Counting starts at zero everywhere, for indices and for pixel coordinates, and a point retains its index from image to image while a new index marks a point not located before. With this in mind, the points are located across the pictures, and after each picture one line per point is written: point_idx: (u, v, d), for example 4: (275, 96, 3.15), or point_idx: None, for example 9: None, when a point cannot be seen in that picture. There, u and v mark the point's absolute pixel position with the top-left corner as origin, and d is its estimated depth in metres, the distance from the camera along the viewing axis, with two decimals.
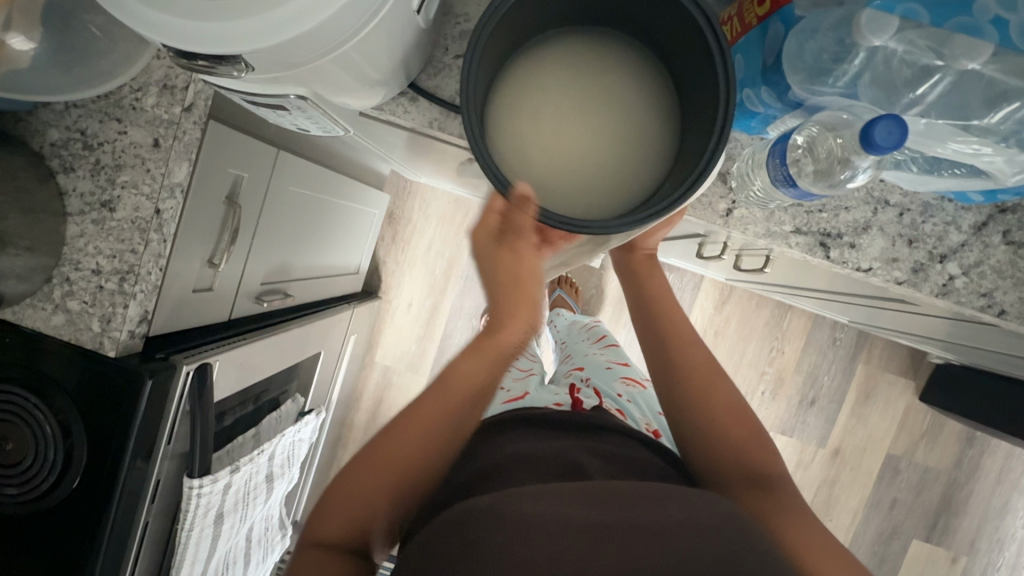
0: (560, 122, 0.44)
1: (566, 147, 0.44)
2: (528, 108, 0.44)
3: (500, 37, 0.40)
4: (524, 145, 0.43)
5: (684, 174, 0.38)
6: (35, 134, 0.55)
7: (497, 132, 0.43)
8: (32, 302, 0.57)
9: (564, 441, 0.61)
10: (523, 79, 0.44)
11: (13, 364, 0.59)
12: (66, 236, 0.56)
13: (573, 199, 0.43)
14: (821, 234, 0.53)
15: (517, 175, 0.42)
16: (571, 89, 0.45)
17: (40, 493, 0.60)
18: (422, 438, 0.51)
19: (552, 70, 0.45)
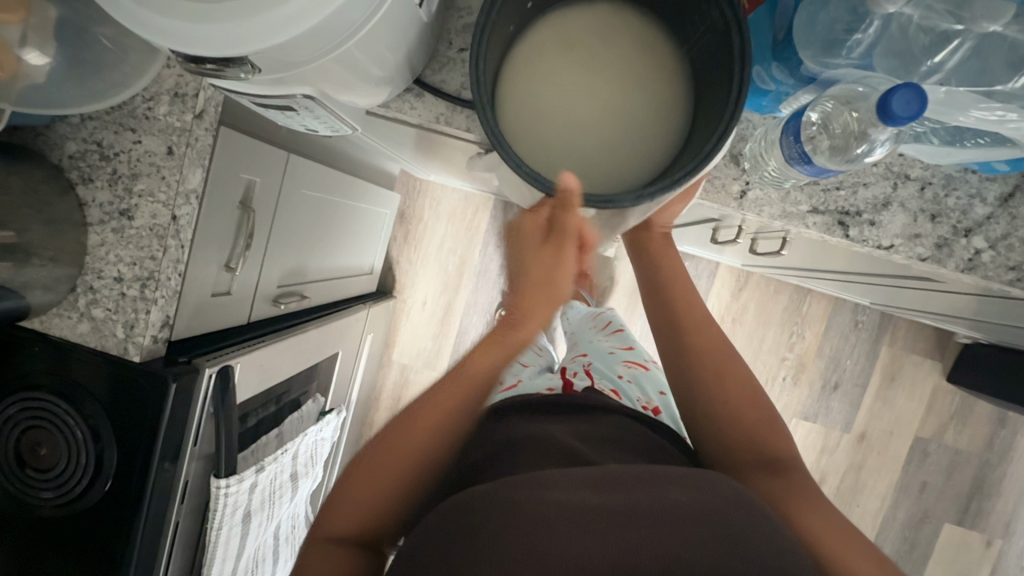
0: (573, 96, 0.44)
1: (579, 122, 0.43)
2: (540, 83, 0.44)
3: (507, 18, 0.40)
4: (539, 124, 0.43)
5: (702, 141, 0.39)
6: (55, 147, 0.57)
7: (509, 113, 0.43)
8: (59, 311, 0.59)
9: (568, 424, 0.62)
10: (532, 56, 0.44)
11: (43, 372, 0.61)
12: (87, 246, 0.58)
13: (590, 174, 0.43)
14: (839, 212, 0.52)
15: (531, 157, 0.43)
16: (582, 60, 0.44)
17: (74, 496, 0.62)
18: (421, 437, 0.52)
19: (560, 43, 0.44)
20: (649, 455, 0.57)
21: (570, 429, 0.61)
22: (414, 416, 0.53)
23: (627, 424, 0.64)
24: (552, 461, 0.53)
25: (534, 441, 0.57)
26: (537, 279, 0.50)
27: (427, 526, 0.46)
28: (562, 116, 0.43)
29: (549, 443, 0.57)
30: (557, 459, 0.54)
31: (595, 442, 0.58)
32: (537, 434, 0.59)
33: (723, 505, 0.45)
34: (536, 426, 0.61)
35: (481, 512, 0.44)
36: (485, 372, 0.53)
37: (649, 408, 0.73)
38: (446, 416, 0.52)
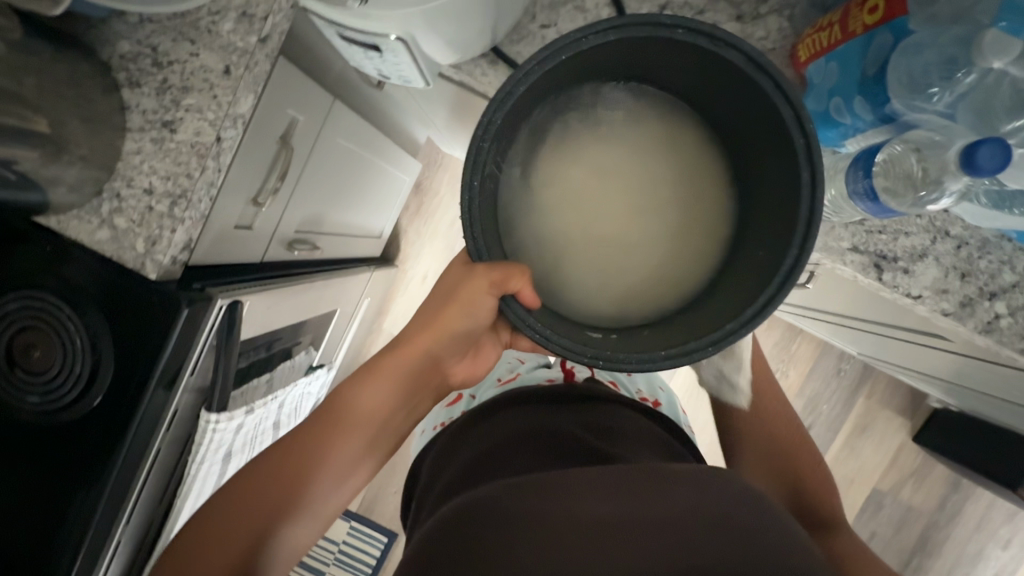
0: (607, 212, 0.49)
1: (625, 234, 0.49)
2: (574, 214, 0.49)
3: (507, 133, 0.43)
4: (562, 254, 0.49)
5: (749, 285, 0.43)
6: (106, 44, 0.56)
7: (580, 253, 0.49)
8: (78, 214, 0.57)
9: (566, 415, 0.65)
10: (547, 170, 0.49)
11: (53, 273, 0.58)
12: (120, 151, 0.56)
13: (664, 274, 0.48)
14: (877, 255, 0.54)
15: (614, 280, 0.49)
16: (610, 175, 0.49)
17: (60, 406, 0.59)
18: (345, 424, 0.61)
19: (581, 154, 0.49)
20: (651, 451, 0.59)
21: (568, 420, 0.63)
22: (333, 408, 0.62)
23: (630, 417, 0.66)
24: (554, 458, 0.56)
25: (533, 439, 0.60)
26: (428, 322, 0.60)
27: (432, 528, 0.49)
28: (594, 243, 0.49)
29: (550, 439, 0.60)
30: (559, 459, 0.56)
31: (595, 438, 0.60)
32: (544, 429, 0.62)
33: (724, 508, 0.48)
34: (540, 420, 0.64)
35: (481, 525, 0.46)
36: (391, 388, 0.63)
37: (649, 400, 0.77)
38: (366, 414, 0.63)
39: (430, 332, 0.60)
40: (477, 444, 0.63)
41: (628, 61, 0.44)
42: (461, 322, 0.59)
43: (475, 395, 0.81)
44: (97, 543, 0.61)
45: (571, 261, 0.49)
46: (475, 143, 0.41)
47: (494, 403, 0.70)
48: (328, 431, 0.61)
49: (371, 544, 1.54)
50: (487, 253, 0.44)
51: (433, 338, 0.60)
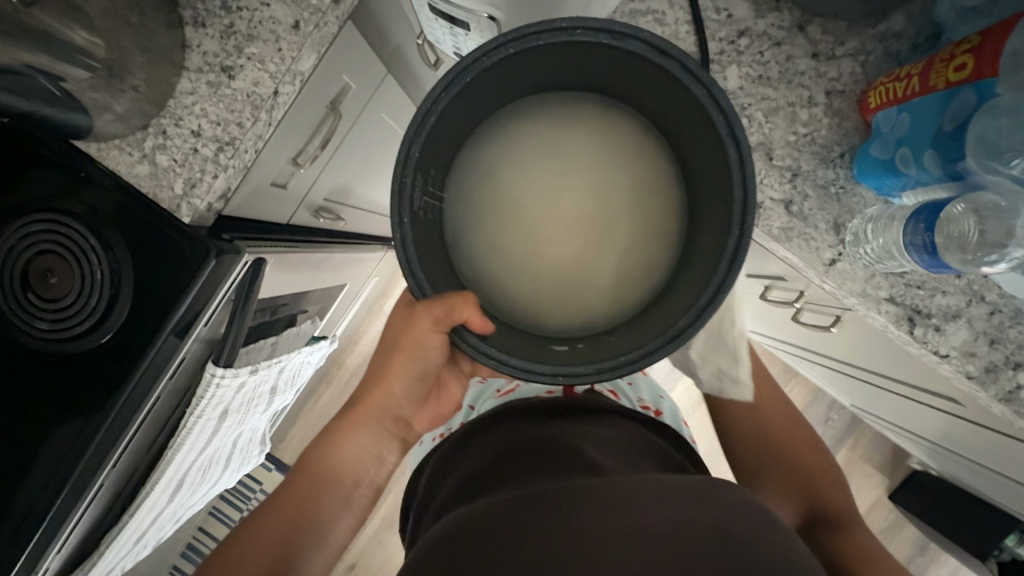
0: (539, 221, 0.52)
1: (565, 238, 0.52)
2: (509, 233, 0.52)
3: (429, 159, 0.46)
4: (515, 270, 0.52)
5: (699, 273, 0.44)
6: None
7: (529, 271, 0.52)
8: (121, 144, 0.57)
9: (563, 426, 0.63)
10: (475, 193, 0.53)
11: (85, 199, 0.57)
12: (174, 88, 0.56)
13: (618, 268, 0.52)
14: (912, 309, 0.54)
15: (566, 288, 0.52)
16: (544, 181, 0.53)
17: (70, 335, 0.58)
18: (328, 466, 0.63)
19: (512, 165, 0.53)
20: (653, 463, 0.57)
21: (568, 432, 0.61)
22: (317, 456, 0.63)
23: (632, 429, 0.64)
24: (549, 469, 0.54)
25: (533, 452, 0.59)
26: (382, 370, 0.61)
27: (428, 545, 0.48)
28: (538, 254, 0.52)
29: (548, 451, 0.58)
30: (556, 470, 0.54)
31: (599, 450, 0.57)
32: (540, 443, 0.60)
33: (731, 520, 0.44)
34: (536, 434, 0.62)
35: (476, 541, 0.45)
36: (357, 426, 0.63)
37: (650, 409, 0.77)
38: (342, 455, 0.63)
39: (385, 391, 0.61)
40: (473, 463, 0.62)
41: (520, 77, 0.47)
42: (412, 375, 0.60)
43: (473, 406, 0.80)
44: (83, 483, 0.59)
45: (523, 280, 0.52)
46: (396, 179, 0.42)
47: (503, 412, 0.69)
48: (314, 494, 0.62)
49: None
50: (432, 293, 0.45)
51: (388, 394, 0.61)
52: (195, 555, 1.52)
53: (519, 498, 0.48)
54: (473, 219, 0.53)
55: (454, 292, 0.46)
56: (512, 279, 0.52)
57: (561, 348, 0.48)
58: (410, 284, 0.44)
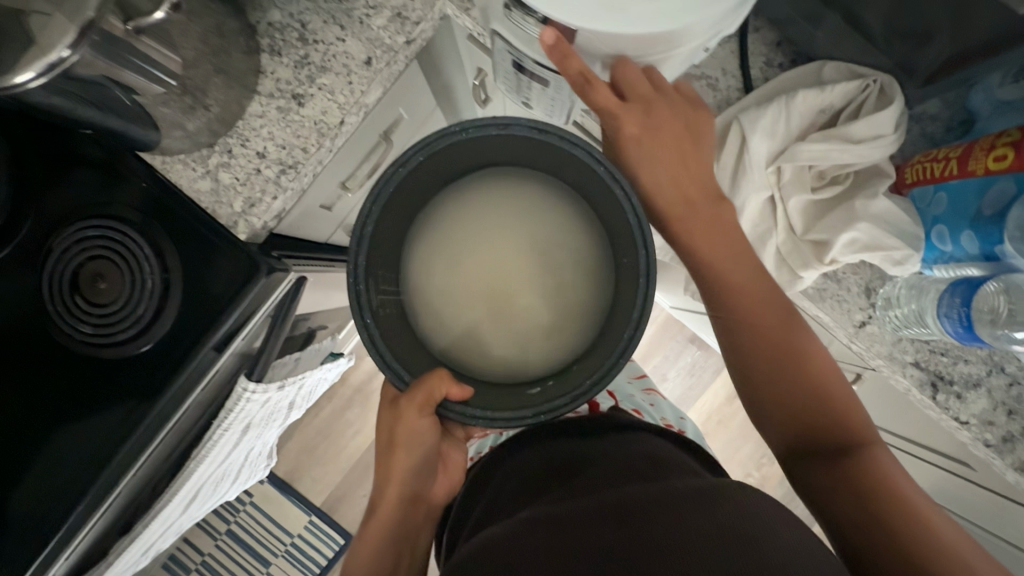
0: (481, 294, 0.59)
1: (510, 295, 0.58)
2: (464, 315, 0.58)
3: (378, 277, 0.50)
4: (480, 345, 0.57)
5: (632, 290, 0.48)
6: (258, 9, 0.57)
7: (496, 337, 0.57)
8: (185, 160, 0.59)
9: (587, 445, 0.61)
10: (426, 294, 0.58)
11: (144, 209, 0.58)
12: (244, 111, 0.58)
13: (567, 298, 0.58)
14: (935, 375, 0.57)
15: (530, 337, 0.57)
16: (473, 255, 0.60)
17: (112, 342, 0.58)
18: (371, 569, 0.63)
19: (445, 255, 0.59)
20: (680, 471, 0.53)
21: (590, 450, 0.59)
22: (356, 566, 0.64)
23: (657, 442, 0.61)
24: (570, 488, 0.51)
25: (551, 471, 0.57)
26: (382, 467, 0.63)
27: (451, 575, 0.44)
28: (492, 322, 0.58)
29: (567, 470, 0.56)
30: (572, 487, 0.51)
31: (619, 464, 0.53)
32: (563, 465, 0.58)
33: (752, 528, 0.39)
34: (560, 454, 0.60)
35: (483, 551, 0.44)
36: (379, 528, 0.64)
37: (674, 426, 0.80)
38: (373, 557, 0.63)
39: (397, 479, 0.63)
40: (497, 495, 0.59)
41: (419, 189, 0.53)
42: (419, 460, 0.62)
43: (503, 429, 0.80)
44: (102, 497, 0.58)
45: (493, 350, 0.57)
46: (351, 288, 0.47)
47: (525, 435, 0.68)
48: None
49: (324, 543, 1.49)
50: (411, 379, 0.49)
51: (398, 481, 0.63)
52: (176, 566, 1.49)
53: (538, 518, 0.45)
54: (438, 319, 0.57)
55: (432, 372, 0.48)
56: (487, 352, 0.57)
57: (536, 389, 0.50)
58: (391, 377, 0.48)
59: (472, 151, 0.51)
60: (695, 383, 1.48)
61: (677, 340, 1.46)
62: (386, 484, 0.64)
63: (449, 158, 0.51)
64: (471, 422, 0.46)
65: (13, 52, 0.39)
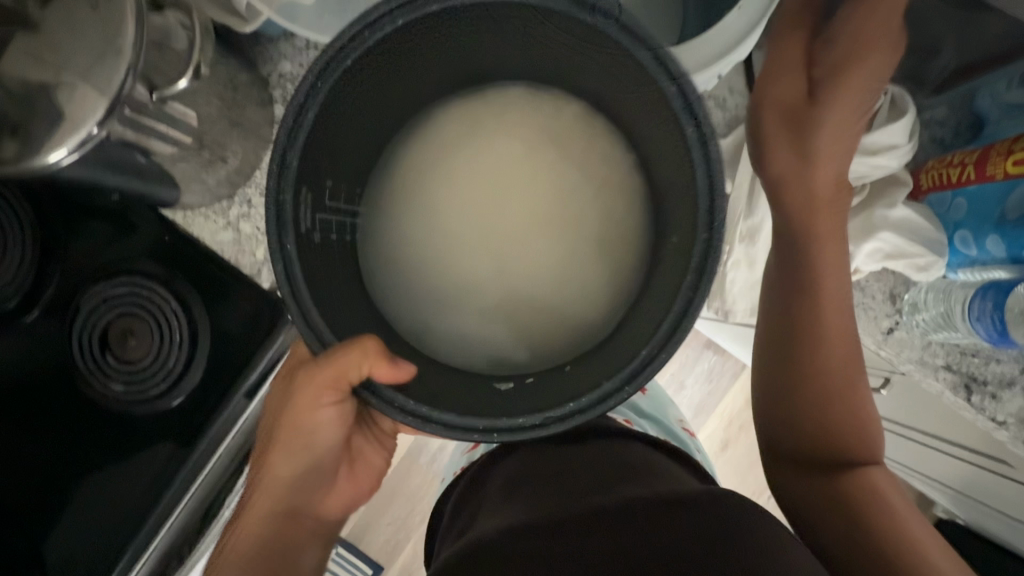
0: (462, 233, 0.47)
1: (498, 245, 0.46)
2: (436, 243, 0.46)
3: (305, 184, 0.36)
4: (443, 285, 0.46)
5: (660, 287, 0.37)
6: (269, 61, 0.58)
7: (459, 292, 0.46)
8: (205, 213, 0.60)
9: (595, 449, 0.51)
10: (406, 201, 0.47)
11: (169, 264, 0.59)
12: (261, 160, 0.59)
13: (573, 276, 0.45)
14: (967, 377, 0.56)
15: (506, 309, 0.45)
16: (468, 178, 0.48)
17: (144, 398, 0.58)
18: (248, 540, 0.54)
19: (439, 166, 0.48)
20: (666, 480, 0.46)
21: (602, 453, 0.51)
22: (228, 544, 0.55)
23: (640, 453, 0.52)
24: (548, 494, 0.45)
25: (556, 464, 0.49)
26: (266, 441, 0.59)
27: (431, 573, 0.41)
28: (467, 263, 0.46)
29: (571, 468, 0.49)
30: (573, 484, 0.46)
31: (628, 472, 0.47)
32: (540, 472, 0.49)
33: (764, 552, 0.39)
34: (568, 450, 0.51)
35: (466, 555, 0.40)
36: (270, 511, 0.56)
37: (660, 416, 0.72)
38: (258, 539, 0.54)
39: (274, 482, 0.56)
40: (470, 506, 0.53)
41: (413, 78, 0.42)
42: (304, 463, 0.56)
43: None
44: (139, 549, 0.58)
45: (451, 307, 0.45)
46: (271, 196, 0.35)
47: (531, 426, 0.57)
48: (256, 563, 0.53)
49: None
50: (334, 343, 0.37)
51: (273, 491, 0.56)
52: None
53: (512, 533, 0.40)
54: (392, 241, 0.46)
55: (352, 342, 0.39)
56: (435, 314, 0.45)
57: (506, 387, 0.39)
58: (302, 334, 0.36)
59: (492, 33, 0.38)
60: (712, 390, 1.46)
61: (692, 347, 1.45)
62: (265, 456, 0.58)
63: (439, 49, 0.39)
64: (405, 419, 0.35)
65: (46, 123, 0.40)
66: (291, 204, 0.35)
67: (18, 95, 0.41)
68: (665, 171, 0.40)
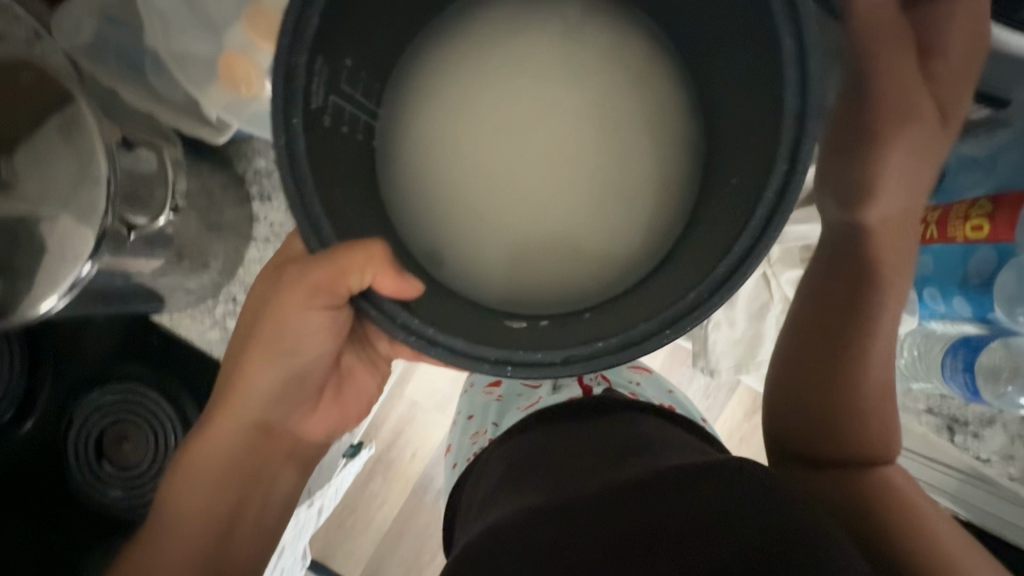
0: (485, 158, 0.41)
1: (522, 175, 0.41)
2: (453, 171, 0.41)
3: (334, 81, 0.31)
4: (461, 217, 0.41)
5: (727, 210, 0.33)
6: (242, 158, 0.59)
7: (478, 222, 0.41)
8: (191, 314, 0.61)
9: (601, 424, 0.45)
10: (423, 124, 0.42)
11: (161, 364, 0.61)
12: (243, 256, 0.60)
13: (600, 218, 0.41)
14: (949, 419, 0.57)
15: (526, 250, 0.40)
16: (497, 101, 0.42)
17: (142, 500, 0.58)
18: (214, 480, 0.44)
19: (466, 85, 0.43)
20: (683, 454, 0.40)
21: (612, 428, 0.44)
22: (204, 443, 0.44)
23: (654, 428, 0.45)
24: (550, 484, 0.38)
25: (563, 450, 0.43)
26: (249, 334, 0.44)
27: None
28: (486, 196, 0.41)
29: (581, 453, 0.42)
30: (582, 466, 0.39)
31: (644, 445, 0.41)
32: (541, 458, 0.43)
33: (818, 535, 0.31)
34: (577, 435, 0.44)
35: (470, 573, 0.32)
36: (220, 460, 0.44)
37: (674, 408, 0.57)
38: (220, 458, 0.44)
39: (245, 397, 0.44)
40: (468, 513, 0.45)
41: None
42: (285, 371, 0.44)
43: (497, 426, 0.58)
44: None
45: (473, 234, 0.41)
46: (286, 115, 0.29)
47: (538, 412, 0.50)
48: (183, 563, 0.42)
49: None
50: (334, 242, 0.31)
51: (240, 406, 0.44)
52: None
53: (513, 533, 0.33)
54: (410, 152, 0.41)
55: (358, 242, 0.32)
56: (454, 243, 0.40)
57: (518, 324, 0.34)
58: (300, 229, 0.29)
59: None
60: None
61: None
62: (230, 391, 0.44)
63: None
64: (400, 339, 0.29)
65: (32, 259, 0.42)
66: (305, 68, 0.29)
67: (3, 233, 0.42)
68: (727, 126, 0.36)
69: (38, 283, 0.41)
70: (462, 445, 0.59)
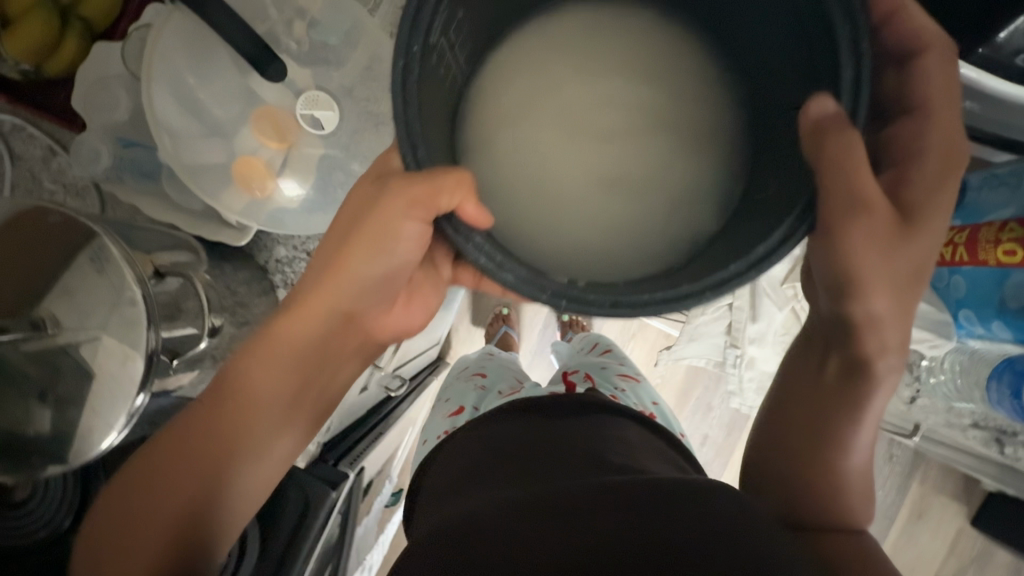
0: (544, 130, 0.40)
1: (577, 155, 0.40)
2: (512, 134, 0.40)
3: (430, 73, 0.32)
4: (512, 179, 0.39)
5: (771, 210, 0.33)
6: (263, 249, 0.61)
7: (523, 190, 0.39)
8: None
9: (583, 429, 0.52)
10: (495, 90, 0.40)
11: None
12: None
13: (646, 206, 0.39)
14: (996, 430, 0.56)
15: (567, 227, 0.39)
16: (567, 81, 0.41)
17: None
18: (268, 389, 0.43)
19: (543, 61, 0.41)
20: (656, 465, 0.47)
21: (598, 436, 0.51)
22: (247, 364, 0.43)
23: (637, 435, 0.52)
24: (533, 474, 0.46)
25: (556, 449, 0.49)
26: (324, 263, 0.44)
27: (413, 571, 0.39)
28: (538, 168, 0.40)
29: (569, 454, 0.48)
30: (567, 468, 0.46)
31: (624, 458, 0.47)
32: (530, 452, 0.50)
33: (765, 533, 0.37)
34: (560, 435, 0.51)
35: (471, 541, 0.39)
36: (262, 385, 0.43)
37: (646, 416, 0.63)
38: (282, 359, 0.44)
39: (335, 287, 0.43)
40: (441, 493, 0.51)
41: None
42: (380, 265, 0.43)
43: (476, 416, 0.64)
44: None
45: (521, 197, 0.39)
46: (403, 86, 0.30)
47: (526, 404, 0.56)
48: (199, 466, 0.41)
49: None
50: (429, 164, 0.32)
51: (307, 314, 0.44)
52: None
53: (489, 508, 0.41)
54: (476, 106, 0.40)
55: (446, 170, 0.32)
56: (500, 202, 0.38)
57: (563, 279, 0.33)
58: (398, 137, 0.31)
59: None
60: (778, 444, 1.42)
61: None
62: (301, 312, 0.44)
63: None
64: (473, 262, 0.32)
65: (75, 380, 0.43)
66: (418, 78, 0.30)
67: (43, 355, 0.43)
68: (786, 132, 0.36)
69: (86, 402, 0.43)
70: (435, 423, 0.67)
